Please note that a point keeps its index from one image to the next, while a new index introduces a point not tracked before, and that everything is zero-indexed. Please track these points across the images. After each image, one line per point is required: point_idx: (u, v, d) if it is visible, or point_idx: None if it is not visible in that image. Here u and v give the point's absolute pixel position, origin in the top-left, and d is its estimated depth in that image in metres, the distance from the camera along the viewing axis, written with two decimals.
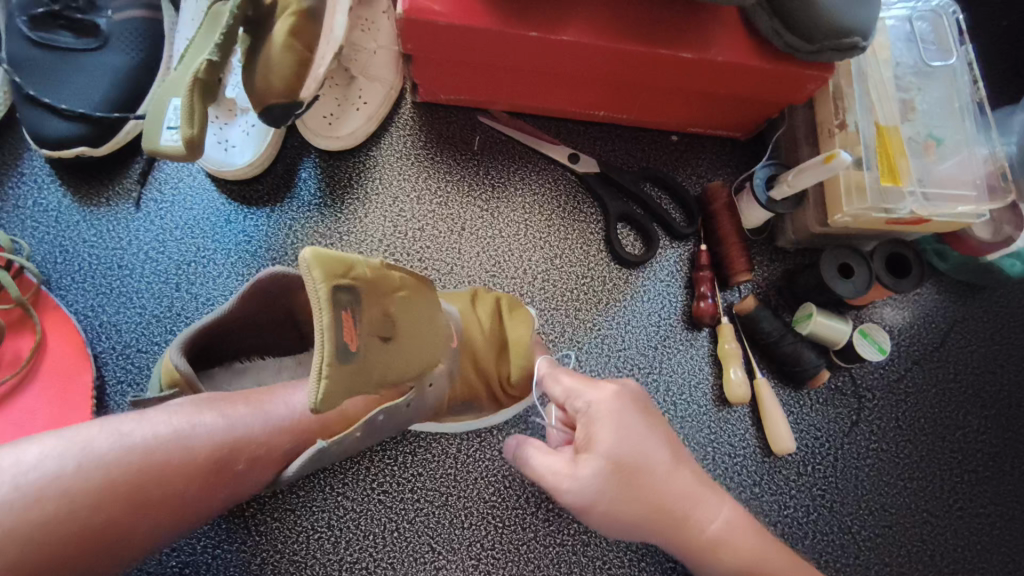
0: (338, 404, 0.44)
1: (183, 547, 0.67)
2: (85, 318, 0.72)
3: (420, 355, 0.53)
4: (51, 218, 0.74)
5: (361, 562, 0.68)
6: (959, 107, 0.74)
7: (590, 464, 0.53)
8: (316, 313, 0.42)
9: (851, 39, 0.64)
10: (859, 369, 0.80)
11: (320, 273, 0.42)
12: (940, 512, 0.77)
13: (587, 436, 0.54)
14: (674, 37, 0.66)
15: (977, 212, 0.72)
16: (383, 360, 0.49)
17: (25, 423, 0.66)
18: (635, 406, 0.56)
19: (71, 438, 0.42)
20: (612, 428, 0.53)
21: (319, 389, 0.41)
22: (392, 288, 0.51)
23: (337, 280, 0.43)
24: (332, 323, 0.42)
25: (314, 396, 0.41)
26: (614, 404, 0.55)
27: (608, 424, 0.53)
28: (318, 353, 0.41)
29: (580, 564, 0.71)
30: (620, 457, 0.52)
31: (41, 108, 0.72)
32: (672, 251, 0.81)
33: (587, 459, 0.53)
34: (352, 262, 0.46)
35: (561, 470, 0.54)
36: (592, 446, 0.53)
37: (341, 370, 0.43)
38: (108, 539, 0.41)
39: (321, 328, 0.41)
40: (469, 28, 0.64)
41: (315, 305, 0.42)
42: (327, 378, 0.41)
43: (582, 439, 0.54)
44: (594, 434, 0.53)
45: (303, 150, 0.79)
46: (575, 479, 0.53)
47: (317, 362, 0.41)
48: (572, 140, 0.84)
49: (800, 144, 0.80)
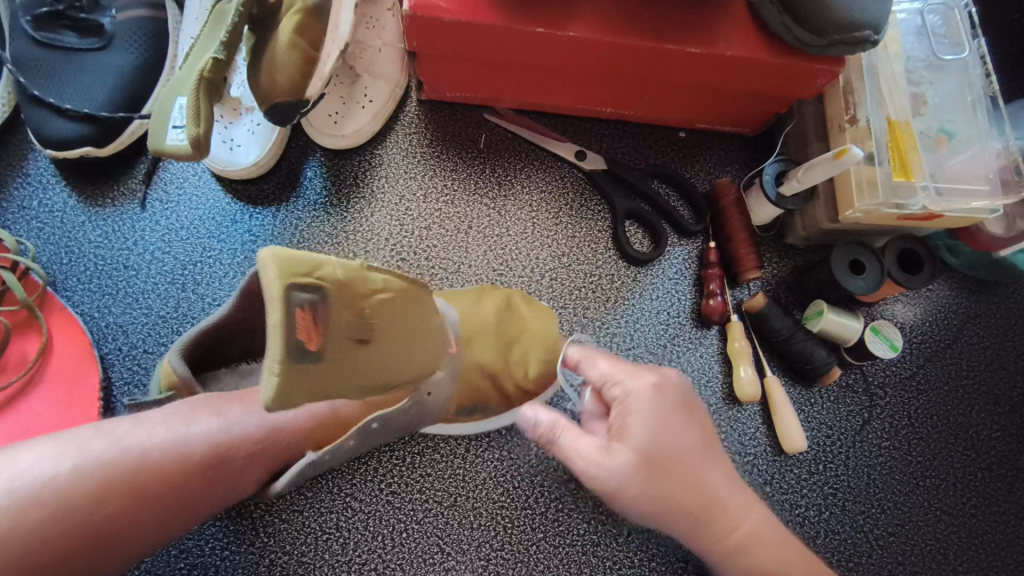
0: (293, 405, 0.41)
1: (191, 548, 0.67)
2: (91, 319, 0.71)
3: (393, 360, 0.51)
4: (56, 219, 0.74)
5: (369, 563, 0.68)
6: (971, 101, 0.73)
7: (624, 453, 0.52)
8: (269, 310, 0.39)
9: (862, 33, 0.63)
10: (871, 367, 0.79)
11: (275, 270, 0.39)
12: (953, 511, 0.76)
13: (624, 424, 0.53)
14: (682, 32, 0.65)
15: (990, 208, 0.70)
16: (353, 362, 0.46)
17: (32, 424, 0.66)
18: (676, 404, 0.55)
19: (70, 440, 0.43)
20: (649, 418, 0.53)
21: (269, 389, 0.40)
22: (370, 292, 0.47)
23: (297, 279, 0.40)
24: (282, 323, 0.39)
25: (264, 395, 0.40)
26: (651, 396, 0.54)
27: (644, 415, 0.53)
28: (269, 350, 0.39)
29: (590, 564, 0.70)
30: (653, 452, 0.52)
31: (46, 108, 0.71)
32: (681, 248, 0.81)
33: (622, 448, 0.53)
34: (318, 261, 0.42)
35: (595, 453, 0.53)
36: (626, 436, 0.53)
37: (298, 371, 0.40)
38: (106, 539, 0.42)
39: (272, 328, 0.39)
40: (475, 25, 0.63)
41: (267, 302, 0.39)
42: (277, 376, 0.39)
43: (618, 427, 0.54)
44: (628, 424, 0.53)
45: (307, 149, 0.78)
46: (607, 463, 0.52)
47: (268, 359, 0.39)
48: (579, 137, 0.84)
49: (810, 140, 0.79)
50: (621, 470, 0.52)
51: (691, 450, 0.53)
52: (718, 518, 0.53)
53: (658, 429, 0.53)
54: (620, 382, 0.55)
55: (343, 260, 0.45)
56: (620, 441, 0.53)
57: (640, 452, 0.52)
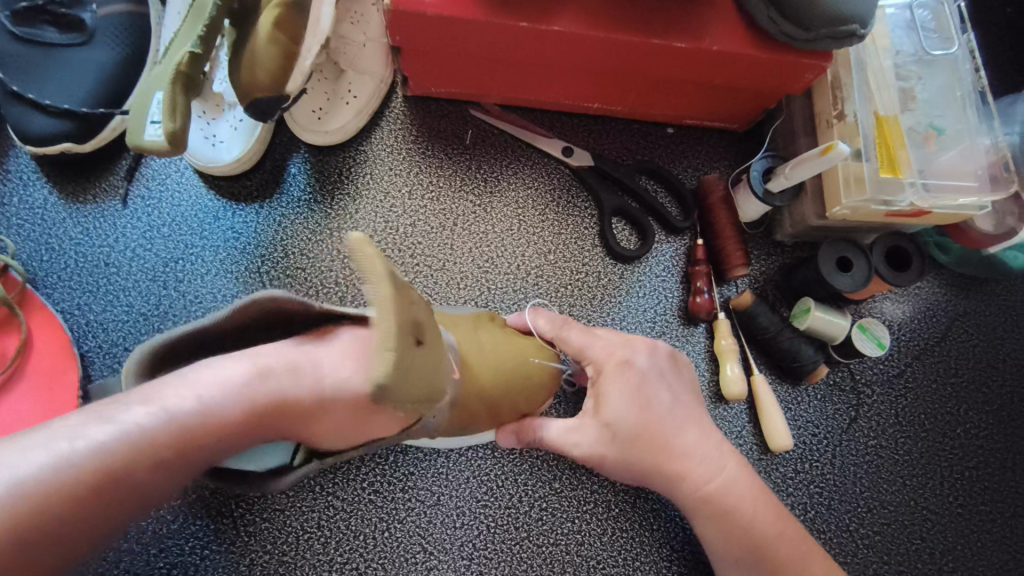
0: (404, 386, 0.41)
1: (171, 548, 0.66)
2: (71, 317, 0.71)
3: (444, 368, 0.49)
4: (37, 216, 0.73)
5: (351, 563, 0.67)
6: (961, 96, 0.73)
7: (596, 424, 0.60)
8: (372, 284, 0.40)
9: (848, 28, 0.62)
10: (858, 364, 0.79)
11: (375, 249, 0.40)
12: (940, 510, 0.76)
13: (597, 399, 0.60)
14: (667, 27, 0.65)
15: (979, 204, 0.70)
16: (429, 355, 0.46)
17: (12, 423, 0.65)
18: (642, 375, 0.60)
19: None
20: (618, 388, 0.60)
21: (382, 359, 0.40)
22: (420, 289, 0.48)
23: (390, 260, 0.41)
24: (393, 295, 0.40)
25: (377, 371, 0.39)
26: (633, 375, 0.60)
27: (613, 390, 0.60)
28: (384, 327, 0.39)
29: (574, 564, 0.70)
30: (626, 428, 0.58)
31: (27, 104, 0.71)
32: (668, 245, 0.80)
33: (595, 422, 0.60)
34: None
35: (573, 429, 0.61)
36: (599, 411, 0.60)
37: (404, 349, 0.40)
38: (55, 544, 0.39)
39: (381, 301, 0.40)
40: (458, 19, 0.63)
41: (374, 281, 0.40)
42: (394, 351, 0.39)
43: (594, 401, 0.61)
44: (604, 400, 0.60)
45: (292, 145, 0.78)
46: (582, 438, 0.60)
47: (383, 337, 0.39)
48: (566, 134, 0.83)
49: (797, 136, 0.79)
50: (593, 441, 0.59)
51: (660, 417, 0.59)
52: (687, 484, 0.59)
53: (630, 401, 0.59)
54: (594, 360, 0.62)
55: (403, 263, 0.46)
56: (593, 413, 0.60)
57: (608, 425, 0.59)
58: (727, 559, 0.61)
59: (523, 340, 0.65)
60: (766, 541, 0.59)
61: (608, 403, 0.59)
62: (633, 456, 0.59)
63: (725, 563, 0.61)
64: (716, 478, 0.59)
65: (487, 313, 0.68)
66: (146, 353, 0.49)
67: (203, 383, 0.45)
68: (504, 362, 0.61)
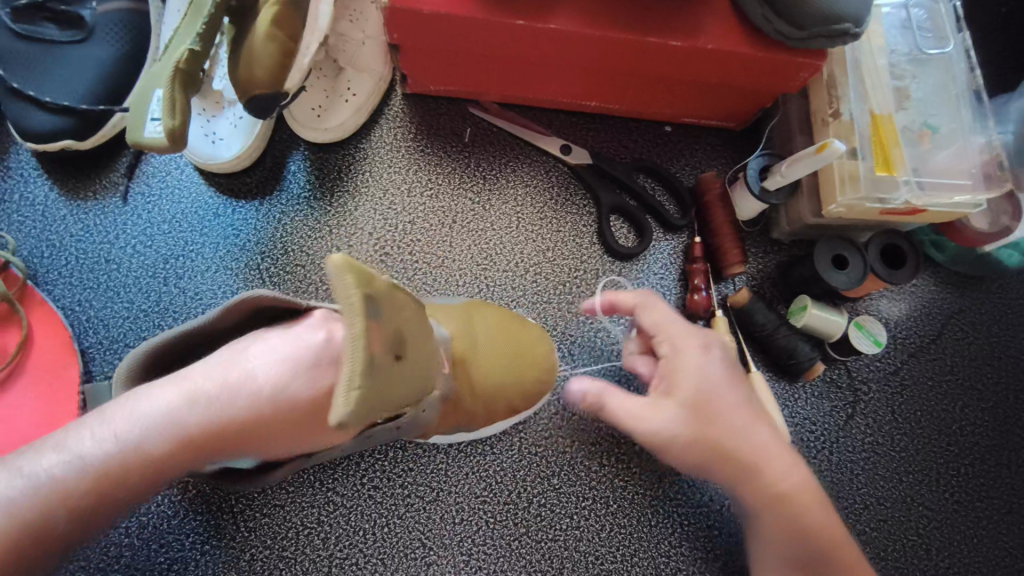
0: (365, 417, 0.42)
1: (172, 543, 0.67)
2: (72, 313, 0.71)
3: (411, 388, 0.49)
4: (38, 212, 0.73)
5: (351, 558, 0.68)
6: (955, 95, 0.73)
7: (674, 404, 0.57)
8: (348, 321, 0.40)
9: (842, 26, 0.62)
10: (854, 361, 0.79)
11: (353, 281, 0.40)
12: (936, 506, 0.76)
13: (671, 378, 0.59)
14: (664, 26, 0.65)
15: (974, 202, 0.70)
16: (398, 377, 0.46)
17: (12, 419, 0.66)
18: (721, 366, 0.60)
19: None
20: (696, 371, 0.58)
21: (347, 399, 0.40)
22: (405, 307, 0.49)
23: (367, 288, 0.42)
24: (364, 332, 0.40)
25: (340, 409, 0.39)
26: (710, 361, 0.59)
27: (692, 372, 0.58)
28: (351, 363, 0.40)
29: (572, 560, 0.70)
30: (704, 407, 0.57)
31: (27, 101, 0.71)
32: (666, 243, 0.81)
33: (670, 400, 0.58)
34: (375, 274, 0.44)
35: (649, 406, 0.58)
36: (677, 392, 0.58)
37: (368, 383, 0.41)
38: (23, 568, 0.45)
39: (354, 334, 0.40)
40: (454, 17, 0.63)
41: (348, 312, 0.40)
42: (359, 387, 0.40)
43: (667, 382, 0.59)
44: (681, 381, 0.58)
45: (291, 143, 0.78)
46: (656, 413, 0.57)
47: (349, 373, 0.40)
48: (564, 132, 0.83)
49: (793, 135, 0.79)
50: (667, 419, 0.57)
51: (730, 406, 0.58)
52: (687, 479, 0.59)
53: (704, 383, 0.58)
54: (670, 339, 0.61)
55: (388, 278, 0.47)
56: (669, 392, 0.58)
57: (686, 404, 0.57)
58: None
59: (523, 346, 0.67)
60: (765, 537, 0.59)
61: (689, 381, 0.58)
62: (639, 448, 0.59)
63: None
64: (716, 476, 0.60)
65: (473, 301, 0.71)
66: (144, 351, 0.54)
67: (123, 419, 0.47)
68: (502, 364, 0.65)
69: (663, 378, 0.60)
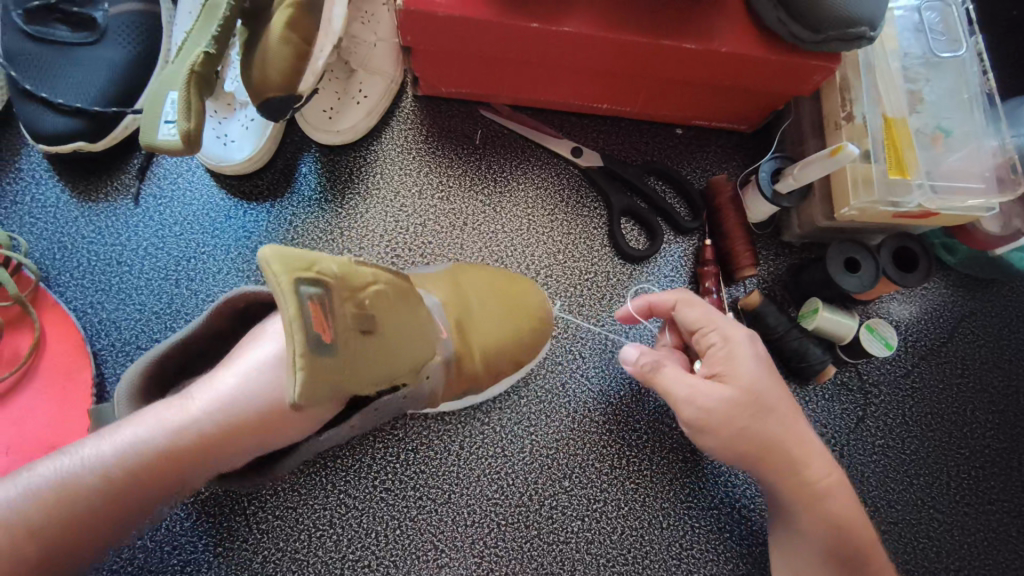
0: (320, 395, 0.45)
1: (184, 545, 0.67)
2: (84, 315, 0.71)
3: (385, 362, 0.52)
4: (50, 214, 0.73)
5: (363, 560, 0.68)
6: (968, 99, 0.73)
7: (736, 388, 0.58)
8: (283, 309, 0.43)
9: (857, 30, 0.62)
10: (865, 365, 0.79)
11: (279, 267, 0.43)
12: (946, 509, 0.76)
13: (725, 365, 0.60)
14: (678, 29, 0.65)
15: (987, 205, 0.70)
16: (360, 355, 0.49)
17: (26, 421, 0.66)
18: (766, 357, 0.61)
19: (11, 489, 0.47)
20: (748, 359, 0.59)
21: (295, 383, 0.43)
22: (365, 283, 0.51)
23: (300, 274, 0.44)
24: (298, 316, 0.43)
25: (291, 390, 0.43)
26: (756, 353, 0.60)
27: (747, 362, 0.59)
28: (290, 345, 0.43)
29: (583, 562, 0.70)
30: (758, 394, 0.58)
31: (39, 103, 0.71)
32: (676, 246, 0.81)
33: (728, 386, 0.58)
34: (314, 258, 0.46)
35: (705, 390, 0.58)
36: (733, 377, 0.59)
37: (317, 363, 0.44)
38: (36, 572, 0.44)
39: (288, 320, 0.43)
40: (468, 20, 0.63)
41: (280, 298, 0.43)
42: (302, 368, 0.43)
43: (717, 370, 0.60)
44: (735, 368, 0.59)
45: (302, 145, 0.78)
46: (715, 397, 0.58)
47: (291, 354, 0.43)
48: (576, 134, 0.83)
49: (806, 138, 0.79)
50: (726, 403, 0.58)
51: (778, 396, 0.59)
52: None
53: (755, 370, 0.59)
54: (722, 328, 0.61)
55: (336, 259, 0.50)
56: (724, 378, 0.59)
57: (742, 390, 0.58)
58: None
59: (516, 305, 0.69)
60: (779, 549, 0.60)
61: (744, 368, 0.59)
62: None
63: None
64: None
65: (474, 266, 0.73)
66: (147, 363, 0.54)
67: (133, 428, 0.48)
68: (494, 324, 0.67)
69: (716, 363, 0.60)
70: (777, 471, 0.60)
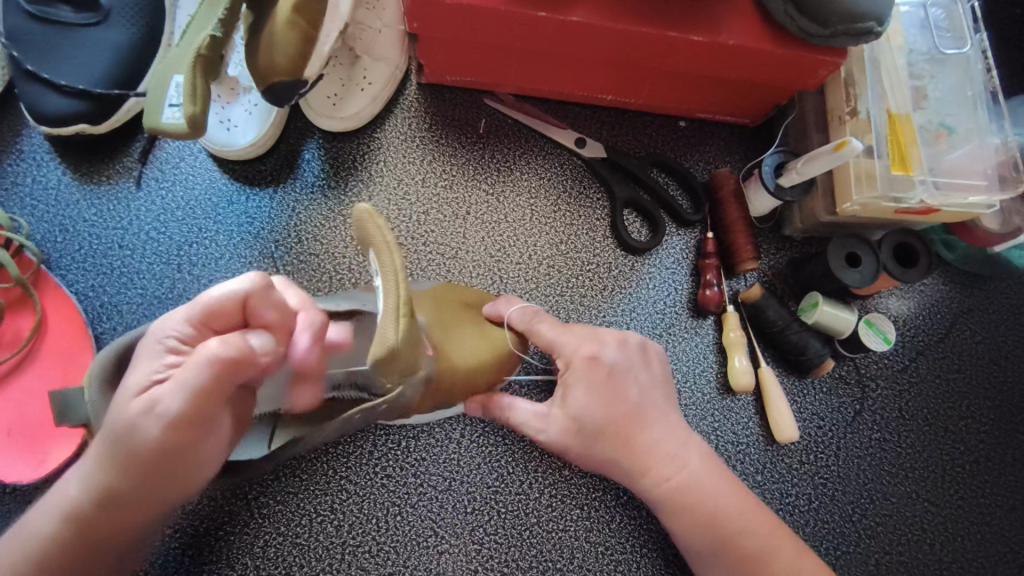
0: (401, 357, 0.44)
1: (184, 529, 0.66)
2: (85, 298, 0.71)
3: (418, 355, 0.50)
4: (51, 196, 0.73)
5: (364, 546, 0.68)
6: (972, 96, 0.74)
7: (564, 415, 0.62)
8: (386, 257, 0.43)
9: (865, 25, 0.62)
10: (863, 359, 0.80)
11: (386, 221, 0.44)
12: (941, 501, 0.77)
13: (565, 392, 0.62)
14: (686, 20, 0.65)
15: (988, 203, 0.71)
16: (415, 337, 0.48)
17: (26, 402, 0.66)
18: (606, 380, 0.61)
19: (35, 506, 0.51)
20: (586, 386, 0.61)
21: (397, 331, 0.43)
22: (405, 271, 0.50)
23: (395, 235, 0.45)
24: (404, 266, 0.43)
25: (394, 335, 0.42)
26: (587, 369, 0.62)
27: (580, 391, 0.61)
28: (397, 295, 0.43)
29: (582, 550, 0.71)
30: (587, 420, 0.61)
31: (41, 84, 0.70)
32: (678, 238, 0.81)
33: (562, 412, 0.62)
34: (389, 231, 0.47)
35: (542, 416, 0.63)
36: (567, 404, 0.61)
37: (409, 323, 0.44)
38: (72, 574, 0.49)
39: (396, 269, 0.43)
40: (477, 8, 0.63)
41: (388, 249, 0.43)
42: (407, 316, 0.43)
43: (561, 392, 0.63)
44: (570, 394, 0.62)
45: (306, 131, 0.78)
46: (548, 425, 0.63)
47: (396, 304, 0.43)
48: (580, 125, 0.83)
49: (810, 133, 0.79)
50: (558, 431, 0.62)
51: (656, 417, 0.63)
52: (685, 484, 0.62)
53: (594, 398, 0.61)
54: (563, 354, 0.63)
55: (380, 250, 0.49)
56: (560, 404, 0.62)
57: (574, 418, 0.61)
58: (722, 562, 0.61)
59: (494, 329, 0.67)
60: (770, 546, 0.61)
61: (572, 398, 0.61)
62: (627, 440, 0.61)
63: (712, 566, 0.62)
64: (702, 476, 0.62)
65: (440, 287, 0.70)
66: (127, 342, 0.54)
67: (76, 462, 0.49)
68: (473, 339, 0.64)
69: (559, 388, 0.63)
70: (718, 479, 0.63)
